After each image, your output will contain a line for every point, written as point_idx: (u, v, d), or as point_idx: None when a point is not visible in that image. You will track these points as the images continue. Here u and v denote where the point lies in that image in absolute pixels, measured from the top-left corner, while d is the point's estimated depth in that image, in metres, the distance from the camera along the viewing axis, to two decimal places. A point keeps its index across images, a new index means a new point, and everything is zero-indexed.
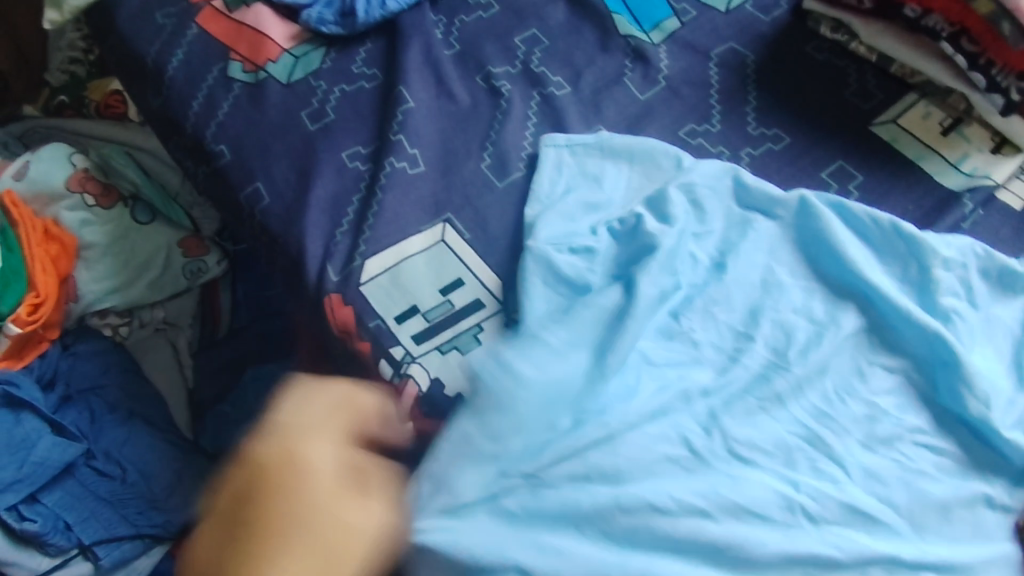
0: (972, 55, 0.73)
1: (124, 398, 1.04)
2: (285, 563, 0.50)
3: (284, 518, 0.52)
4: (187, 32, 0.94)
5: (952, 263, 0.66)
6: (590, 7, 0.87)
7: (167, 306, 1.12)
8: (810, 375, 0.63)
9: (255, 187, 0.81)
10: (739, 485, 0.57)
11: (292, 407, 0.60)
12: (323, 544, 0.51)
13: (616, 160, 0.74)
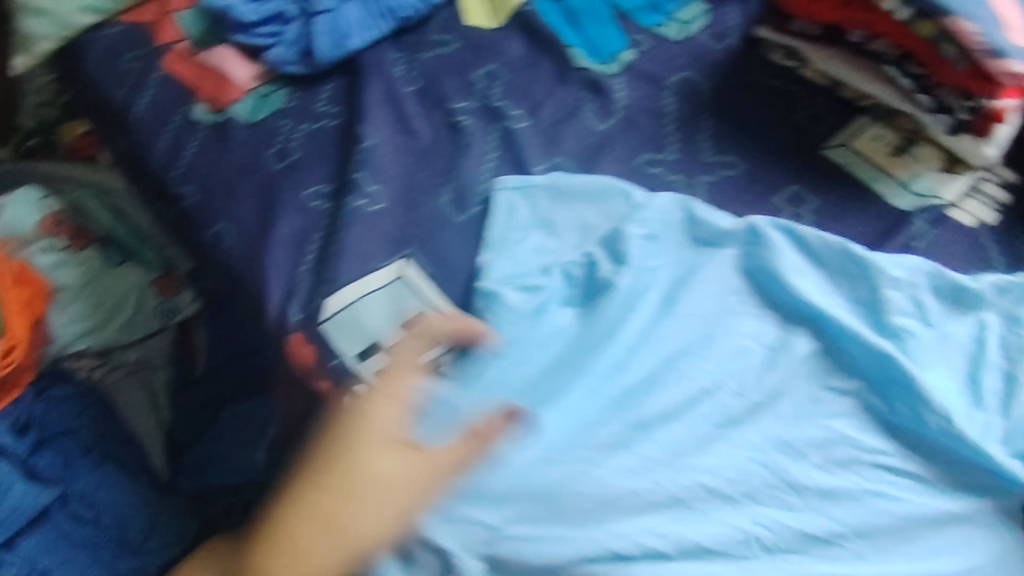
0: (919, 77, 0.76)
1: (98, 441, 1.03)
2: (314, 495, 0.57)
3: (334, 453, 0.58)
4: (153, 75, 0.95)
5: (902, 283, 0.68)
6: (546, 42, 0.89)
7: (142, 347, 1.10)
8: (765, 400, 0.64)
9: (219, 228, 0.82)
10: (702, 523, 0.57)
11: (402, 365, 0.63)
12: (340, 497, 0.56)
13: (571, 201, 0.75)
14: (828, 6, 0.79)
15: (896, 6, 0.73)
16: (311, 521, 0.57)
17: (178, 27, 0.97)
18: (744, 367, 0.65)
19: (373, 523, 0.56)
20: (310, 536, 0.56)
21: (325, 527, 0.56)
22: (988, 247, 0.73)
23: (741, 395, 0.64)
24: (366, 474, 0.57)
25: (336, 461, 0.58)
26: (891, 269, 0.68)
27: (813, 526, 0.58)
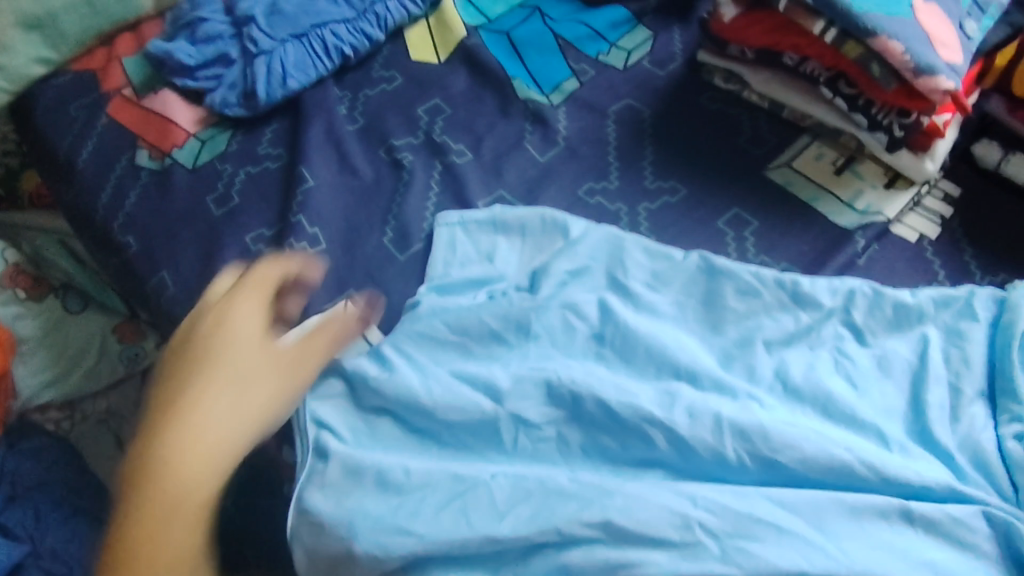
0: (851, 97, 0.76)
1: (67, 494, 1.01)
2: (205, 382, 0.59)
3: (214, 340, 0.62)
4: (98, 123, 0.94)
5: (837, 309, 0.67)
6: (489, 74, 0.88)
7: (108, 397, 1.14)
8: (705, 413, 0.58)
9: (160, 277, 0.81)
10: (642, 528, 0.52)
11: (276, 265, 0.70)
12: (241, 367, 0.61)
13: (507, 235, 0.74)
14: (760, 29, 0.78)
15: (823, 28, 0.73)
16: (210, 394, 0.59)
17: (123, 73, 0.97)
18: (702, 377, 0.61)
19: (264, 394, 0.61)
20: (206, 425, 0.57)
21: (222, 393, 0.59)
22: (931, 261, 0.72)
23: (693, 399, 0.59)
24: (250, 348, 0.62)
25: (218, 358, 0.61)
26: (822, 295, 0.68)
27: (782, 536, 0.52)
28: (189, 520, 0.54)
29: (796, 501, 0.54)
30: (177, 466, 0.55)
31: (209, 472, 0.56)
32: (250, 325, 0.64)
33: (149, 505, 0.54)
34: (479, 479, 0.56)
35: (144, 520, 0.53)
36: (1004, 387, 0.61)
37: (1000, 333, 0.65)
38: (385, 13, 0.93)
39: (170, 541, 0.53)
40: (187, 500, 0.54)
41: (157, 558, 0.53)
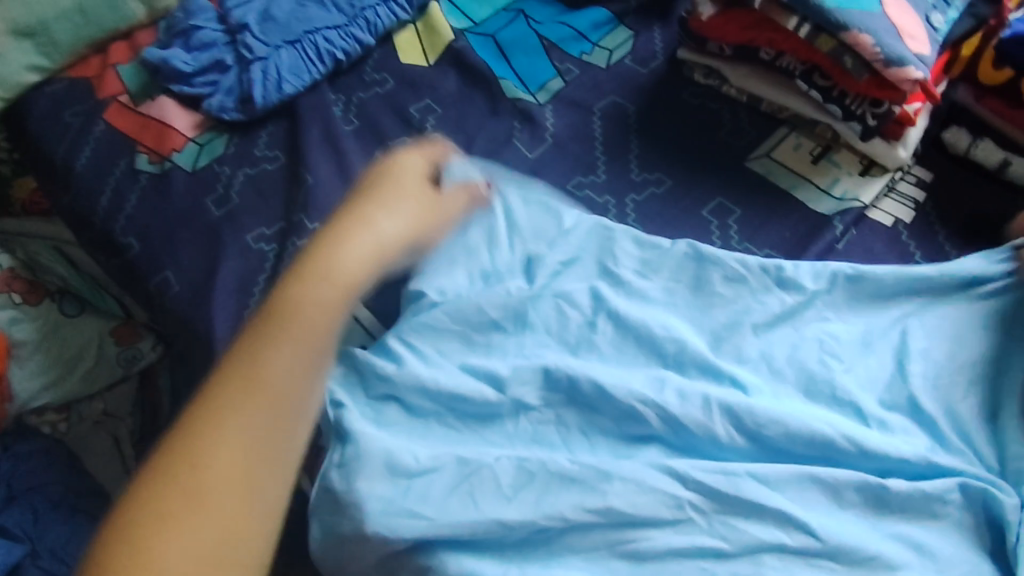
0: (825, 89, 0.79)
1: (65, 494, 1.04)
2: (408, 197, 0.66)
3: (401, 164, 0.69)
4: (94, 129, 0.96)
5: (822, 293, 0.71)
6: (478, 74, 0.91)
7: (106, 398, 1.15)
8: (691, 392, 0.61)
9: (163, 276, 0.84)
10: (640, 502, 0.56)
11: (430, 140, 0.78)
12: (436, 197, 0.69)
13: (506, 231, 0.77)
14: (737, 27, 0.81)
15: (796, 25, 0.77)
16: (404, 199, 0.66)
17: (118, 81, 0.99)
18: (689, 361, 0.65)
19: (435, 218, 0.68)
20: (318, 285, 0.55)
21: (420, 209, 0.67)
22: (906, 243, 0.76)
23: (678, 380, 0.63)
24: (422, 171, 0.70)
25: (405, 176, 0.68)
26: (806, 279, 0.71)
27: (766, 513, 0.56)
28: (378, 266, 0.61)
29: (779, 476, 0.58)
30: (287, 333, 0.51)
31: (336, 312, 0.55)
32: (421, 172, 0.69)
33: (249, 381, 0.48)
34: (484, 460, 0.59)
35: (248, 383, 0.48)
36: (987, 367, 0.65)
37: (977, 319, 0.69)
38: (375, 18, 0.96)
39: (239, 416, 0.47)
40: (297, 357, 0.51)
41: (237, 430, 0.46)
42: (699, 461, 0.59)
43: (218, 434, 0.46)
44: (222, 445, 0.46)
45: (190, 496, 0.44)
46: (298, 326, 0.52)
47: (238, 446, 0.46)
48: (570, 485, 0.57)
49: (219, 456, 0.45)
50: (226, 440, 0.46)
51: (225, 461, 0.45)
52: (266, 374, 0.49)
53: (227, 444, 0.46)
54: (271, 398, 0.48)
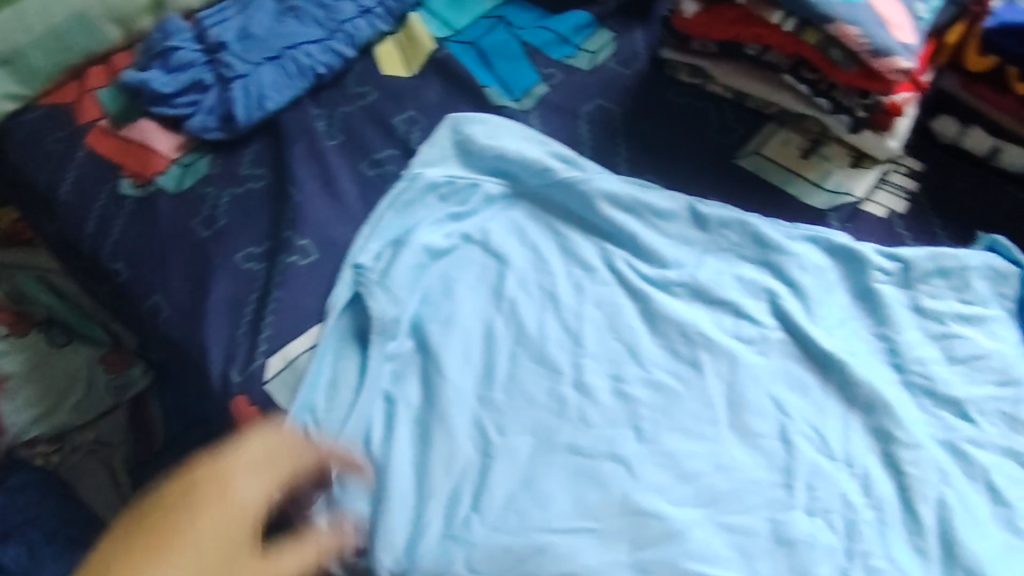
0: (813, 82, 0.78)
1: (62, 525, 1.04)
2: (200, 523, 0.45)
3: (180, 534, 0.44)
4: (76, 155, 0.95)
5: (855, 460, 0.64)
6: (462, 83, 0.91)
7: (98, 426, 1.12)
8: (470, 480, 0.65)
9: (153, 300, 0.84)
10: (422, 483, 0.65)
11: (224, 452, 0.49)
12: (235, 525, 0.45)
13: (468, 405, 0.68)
14: (721, 24, 0.79)
15: (781, 18, 0.75)
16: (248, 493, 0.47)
17: (98, 105, 0.98)
18: (413, 513, 0.64)
19: (258, 486, 0.47)
20: (254, 479, 0.47)
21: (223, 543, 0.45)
22: (900, 234, 0.75)
23: (493, 463, 0.66)
24: (229, 503, 0.46)
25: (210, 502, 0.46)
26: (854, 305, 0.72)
27: (690, 449, 0.65)
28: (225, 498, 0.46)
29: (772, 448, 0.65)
30: (176, 548, 0.43)
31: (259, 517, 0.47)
32: (251, 513, 0.46)
33: (169, 540, 0.44)
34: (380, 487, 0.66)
35: (160, 548, 0.43)
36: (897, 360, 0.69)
37: (958, 387, 0.67)
38: (355, 31, 0.95)
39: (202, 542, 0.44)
40: (222, 539, 0.45)
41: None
42: (454, 514, 0.64)
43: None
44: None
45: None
46: (174, 555, 0.43)
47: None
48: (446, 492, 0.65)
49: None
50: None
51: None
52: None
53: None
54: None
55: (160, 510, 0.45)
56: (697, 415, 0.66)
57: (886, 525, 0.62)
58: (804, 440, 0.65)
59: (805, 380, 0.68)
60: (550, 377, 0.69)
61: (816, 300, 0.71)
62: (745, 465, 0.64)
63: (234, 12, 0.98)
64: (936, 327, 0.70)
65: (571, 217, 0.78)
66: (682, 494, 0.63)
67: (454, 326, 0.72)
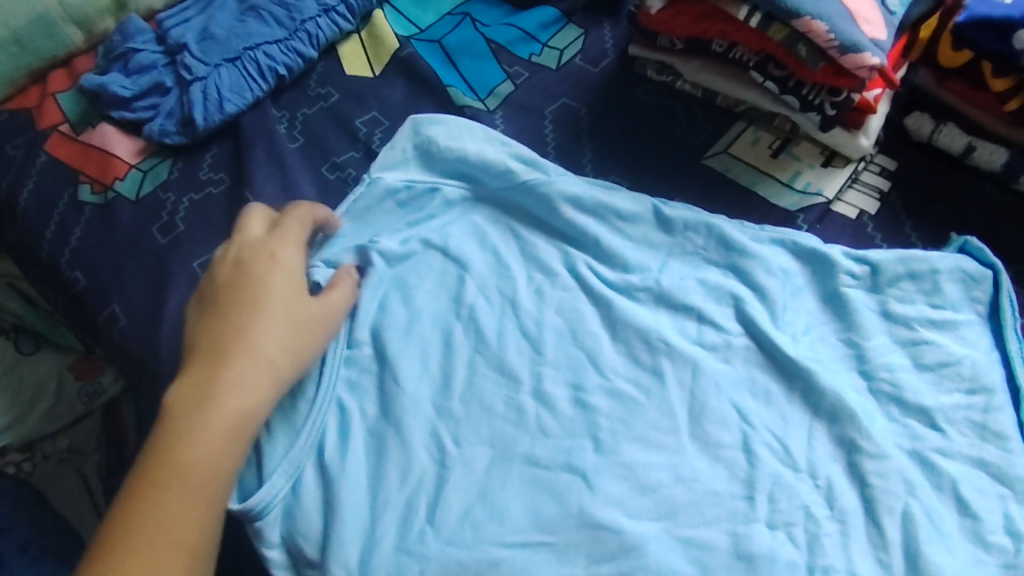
0: (781, 79, 0.75)
1: (35, 532, 1.00)
2: (272, 307, 0.63)
3: (256, 303, 0.63)
4: (36, 161, 0.92)
5: (818, 472, 0.62)
6: (426, 82, 0.88)
7: (69, 434, 1.11)
8: (423, 495, 0.63)
9: (110, 310, 0.82)
10: (377, 499, 0.63)
11: (257, 258, 0.66)
12: (292, 285, 0.66)
13: (423, 416, 0.66)
14: (687, 20, 0.77)
15: (747, 13, 0.73)
16: (288, 263, 0.67)
17: (58, 110, 0.95)
18: (363, 532, 0.62)
19: (290, 255, 0.68)
20: (285, 243, 0.68)
21: (289, 316, 0.64)
22: (871, 236, 0.73)
23: (448, 477, 0.63)
24: (278, 268, 0.66)
25: (258, 292, 0.64)
26: (818, 310, 0.70)
27: (651, 461, 0.63)
28: (278, 281, 0.65)
29: (735, 460, 0.63)
30: (263, 312, 0.63)
31: (301, 267, 0.68)
32: (297, 273, 0.67)
33: (254, 312, 0.63)
34: (333, 502, 0.63)
35: (255, 301, 0.63)
36: (866, 368, 0.66)
37: (927, 397, 0.65)
38: (316, 30, 0.92)
39: (272, 332, 0.62)
40: (288, 283, 0.66)
41: (266, 342, 0.62)
42: (406, 532, 0.61)
43: (253, 348, 0.61)
44: (261, 346, 0.61)
45: (184, 492, 0.54)
46: (265, 317, 0.63)
47: (270, 361, 0.61)
48: (400, 508, 0.63)
49: (190, 456, 0.55)
50: (242, 396, 0.59)
51: (242, 410, 0.58)
52: (264, 352, 0.61)
53: (232, 412, 0.58)
54: (267, 367, 0.61)
55: (234, 299, 0.64)
56: (657, 424, 0.64)
57: (849, 538, 0.60)
58: (767, 450, 0.63)
59: (768, 389, 0.66)
60: (509, 386, 0.67)
61: (781, 304, 0.69)
62: (705, 475, 0.62)
63: (196, 12, 0.95)
64: (905, 333, 0.68)
65: (533, 220, 0.75)
66: (639, 505, 0.61)
67: (410, 334, 0.70)
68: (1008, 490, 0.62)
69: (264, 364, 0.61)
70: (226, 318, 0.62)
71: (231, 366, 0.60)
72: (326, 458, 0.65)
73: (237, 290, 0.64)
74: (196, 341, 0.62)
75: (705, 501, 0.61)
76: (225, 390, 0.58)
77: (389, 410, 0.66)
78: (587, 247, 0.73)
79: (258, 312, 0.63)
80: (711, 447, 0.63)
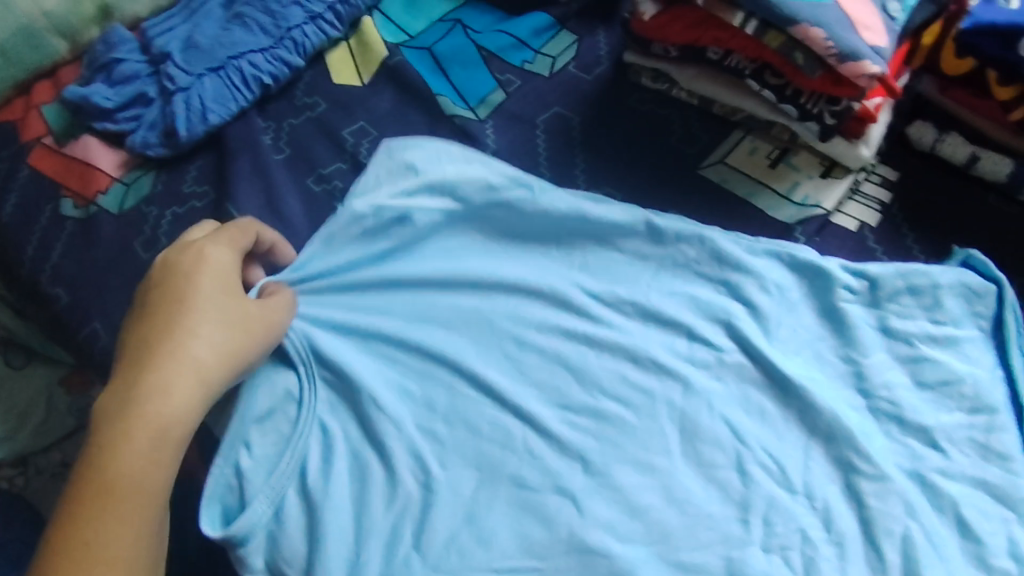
0: (778, 87, 0.73)
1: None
2: (202, 310, 0.61)
3: (185, 307, 0.61)
4: (18, 174, 0.90)
5: (816, 495, 0.60)
6: (415, 91, 0.86)
7: (64, 447, 1.07)
8: (407, 520, 0.60)
9: (91, 327, 0.80)
10: (359, 523, 0.60)
11: (187, 259, 0.64)
12: (226, 286, 0.64)
13: (407, 437, 0.63)
14: (680, 27, 0.75)
15: (742, 20, 0.70)
16: (220, 262, 0.65)
17: (41, 121, 0.93)
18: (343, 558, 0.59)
19: (222, 254, 0.65)
20: (217, 242, 0.66)
21: (222, 318, 0.62)
22: (872, 249, 0.71)
23: (433, 500, 0.61)
24: (209, 268, 0.64)
25: (187, 295, 0.62)
26: (815, 326, 0.67)
27: (644, 484, 0.60)
28: (208, 283, 0.63)
29: (731, 482, 0.60)
30: (192, 316, 0.61)
31: (235, 267, 0.66)
32: (230, 273, 0.65)
33: (181, 317, 0.61)
34: (313, 527, 0.60)
35: (184, 306, 0.61)
36: (866, 387, 0.64)
37: (929, 417, 0.62)
38: (303, 38, 0.90)
39: (201, 336, 0.60)
40: (221, 284, 0.64)
41: (196, 347, 0.60)
42: (389, 559, 0.59)
43: (182, 354, 0.59)
44: (191, 352, 0.59)
45: (110, 510, 0.53)
46: (194, 320, 0.61)
47: (200, 368, 0.59)
48: (383, 533, 0.60)
49: (115, 470, 0.54)
50: (167, 407, 0.57)
51: (168, 421, 0.57)
52: (193, 357, 0.59)
53: (156, 423, 0.56)
54: (196, 373, 0.59)
55: (162, 304, 0.62)
56: (649, 445, 0.62)
57: (847, 563, 0.57)
58: (764, 472, 0.61)
59: (764, 406, 0.63)
60: (496, 406, 0.65)
61: (775, 321, 0.67)
62: (698, 498, 0.60)
63: (181, 20, 0.93)
64: (905, 349, 0.65)
65: (512, 239, 0.73)
66: (630, 529, 0.59)
67: (392, 355, 0.68)
68: (1011, 512, 0.59)
69: (193, 370, 0.59)
70: (154, 324, 0.61)
71: (156, 375, 0.58)
72: (307, 483, 0.62)
73: (165, 294, 0.62)
74: (126, 349, 0.61)
75: (699, 525, 0.59)
76: (149, 401, 0.57)
77: (371, 432, 0.64)
78: (576, 263, 0.71)
79: (189, 317, 0.61)
80: (707, 469, 0.61)
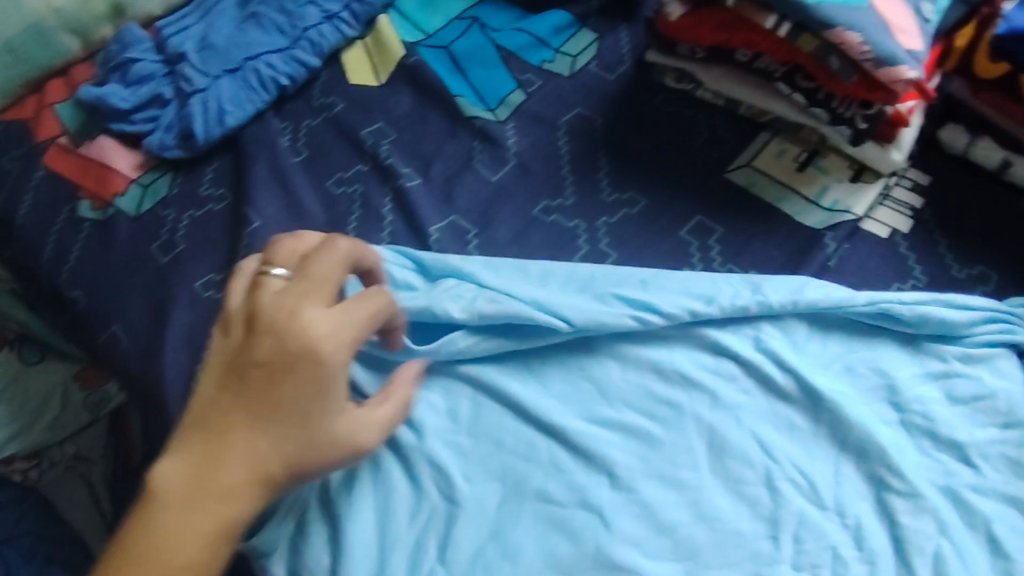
0: (810, 90, 0.72)
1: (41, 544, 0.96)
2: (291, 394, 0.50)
3: (274, 387, 0.50)
4: (32, 176, 0.88)
5: (847, 509, 0.59)
6: (433, 93, 0.85)
7: (77, 440, 1.02)
8: (431, 534, 0.60)
9: (110, 331, 0.79)
10: (384, 537, 0.59)
11: (295, 308, 0.51)
12: (323, 366, 0.51)
13: (431, 450, 0.62)
14: (708, 28, 0.74)
15: (775, 23, 0.69)
16: (328, 329, 0.51)
17: (57, 122, 0.91)
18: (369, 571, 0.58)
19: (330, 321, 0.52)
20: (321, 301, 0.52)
21: (297, 419, 0.50)
22: (905, 257, 0.70)
23: (457, 514, 0.60)
24: (308, 330, 0.51)
25: (282, 364, 0.50)
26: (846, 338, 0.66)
27: (672, 500, 0.60)
28: (304, 363, 0.50)
29: (762, 497, 0.59)
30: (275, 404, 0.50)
31: (336, 335, 0.52)
32: (337, 337, 0.52)
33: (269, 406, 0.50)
34: (340, 542, 0.59)
35: (269, 389, 0.50)
36: (898, 401, 0.63)
37: (961, 433, 0.62)
38: (319, 38, 0.89)
39: (274, 436, 0.50)
40: (314, 367, 0.51)
41: (265, 445, 0.50)
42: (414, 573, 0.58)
43: (250, 452, 0.49)
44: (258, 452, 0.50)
45: None
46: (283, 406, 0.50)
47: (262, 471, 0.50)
48: (407, 547, 0.59)
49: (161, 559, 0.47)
50: (215, 517, 0.48)
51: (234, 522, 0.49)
52: (262, 458, 0.50)
53: (214, 523, 0.48)
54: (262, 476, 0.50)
55: (250, 371, 0.51)
56: (676, 460, 0.61)
57: None
58: (796, 487, 0.60)
59: (792, 419, 0.62)
60: (522, 419, 0.64)
61: (803, 333, 0.66)
62: (728, 513, 0.59)
63: (195, 18, 0.92)
64: (938, 365, 0.64)
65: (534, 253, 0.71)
66: (657, 544, 0.58)
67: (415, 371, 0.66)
68: None
69: (252, 475, 0.49)
70: (232, 397, 0.51)
71: (220, 477, 0.49)
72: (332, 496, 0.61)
73: (260, 354, 0.51)
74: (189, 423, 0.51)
75: (728, 540, 0.58)
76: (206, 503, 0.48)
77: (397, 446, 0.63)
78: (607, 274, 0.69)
79: (279, 413, 0.50)
80: (736, 484, 0.60)
